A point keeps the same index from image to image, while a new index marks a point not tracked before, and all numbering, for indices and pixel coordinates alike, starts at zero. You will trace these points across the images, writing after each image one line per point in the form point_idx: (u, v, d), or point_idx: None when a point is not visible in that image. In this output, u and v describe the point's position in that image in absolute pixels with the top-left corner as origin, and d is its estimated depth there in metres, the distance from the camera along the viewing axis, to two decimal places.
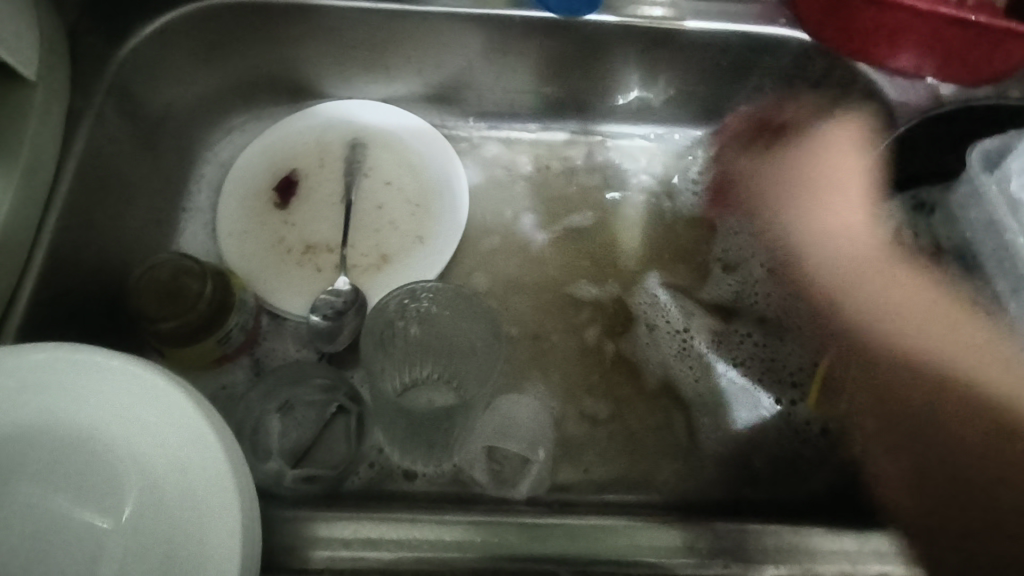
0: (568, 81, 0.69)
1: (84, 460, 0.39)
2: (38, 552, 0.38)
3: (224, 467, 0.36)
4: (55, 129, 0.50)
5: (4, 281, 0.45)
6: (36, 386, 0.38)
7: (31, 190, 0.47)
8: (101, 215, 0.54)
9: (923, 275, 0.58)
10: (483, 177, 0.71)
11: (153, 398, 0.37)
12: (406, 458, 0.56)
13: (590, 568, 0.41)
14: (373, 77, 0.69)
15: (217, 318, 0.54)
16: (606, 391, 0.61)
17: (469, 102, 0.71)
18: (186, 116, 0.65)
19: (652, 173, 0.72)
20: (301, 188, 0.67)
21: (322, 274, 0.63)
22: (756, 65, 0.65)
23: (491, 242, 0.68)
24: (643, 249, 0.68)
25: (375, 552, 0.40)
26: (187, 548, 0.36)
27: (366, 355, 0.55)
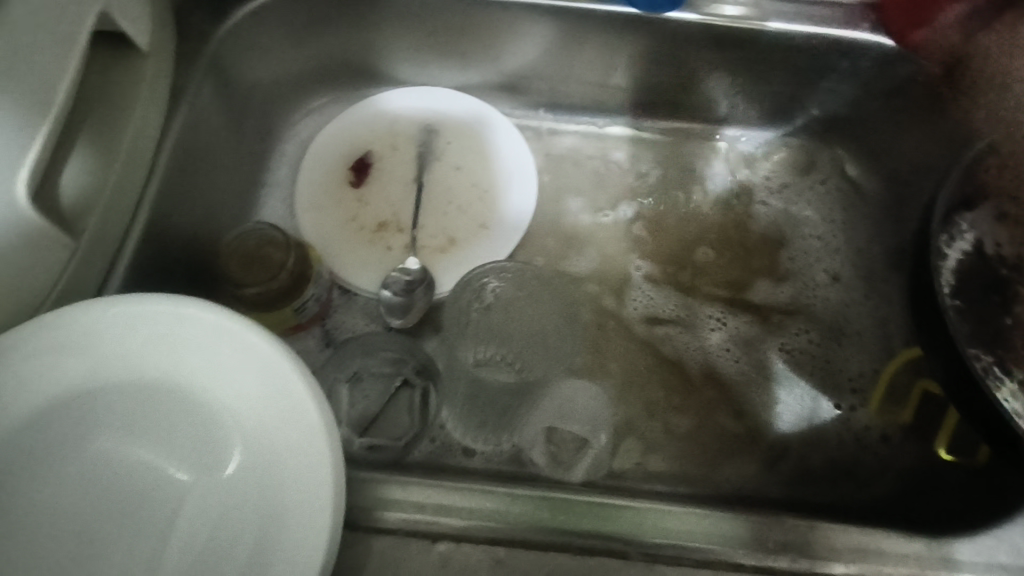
0: (640, 78, 0.69)
1: (172, 415, 0.41)
2: (126, 502, 0.40)
3: (316, 426, 0.37)
4: (158, 100, 0.52)
5: (107, 243, 0.47)
6: (141, 337, 0.40)
7: (137, 155, 0.49)
8: (194, 185, 0.56)
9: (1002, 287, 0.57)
10: (549, 168, 0.72)
11: (246, 354, 0.39)
12: (469, 435, 0.58)
13: (657, 551, 0.42)
14: (447, 64, 0.70)
15: (295, 287, 0.56)
16: (664, 385, 0.62)
17: (538, 92, 0.72)
18: (270, 95, 0.67)
19: (718, 173, 0.72)
20: (374, 168, 0.69)
21: (391, 253, 0.65)
22: (837, 69, 0.64)
23: (555, 231, 0.69)
24: (705, 248, 0.68)
25: (449, 519, 0.42)
26: (273, 499, 0.38)
27: (450, 327, 0.58)
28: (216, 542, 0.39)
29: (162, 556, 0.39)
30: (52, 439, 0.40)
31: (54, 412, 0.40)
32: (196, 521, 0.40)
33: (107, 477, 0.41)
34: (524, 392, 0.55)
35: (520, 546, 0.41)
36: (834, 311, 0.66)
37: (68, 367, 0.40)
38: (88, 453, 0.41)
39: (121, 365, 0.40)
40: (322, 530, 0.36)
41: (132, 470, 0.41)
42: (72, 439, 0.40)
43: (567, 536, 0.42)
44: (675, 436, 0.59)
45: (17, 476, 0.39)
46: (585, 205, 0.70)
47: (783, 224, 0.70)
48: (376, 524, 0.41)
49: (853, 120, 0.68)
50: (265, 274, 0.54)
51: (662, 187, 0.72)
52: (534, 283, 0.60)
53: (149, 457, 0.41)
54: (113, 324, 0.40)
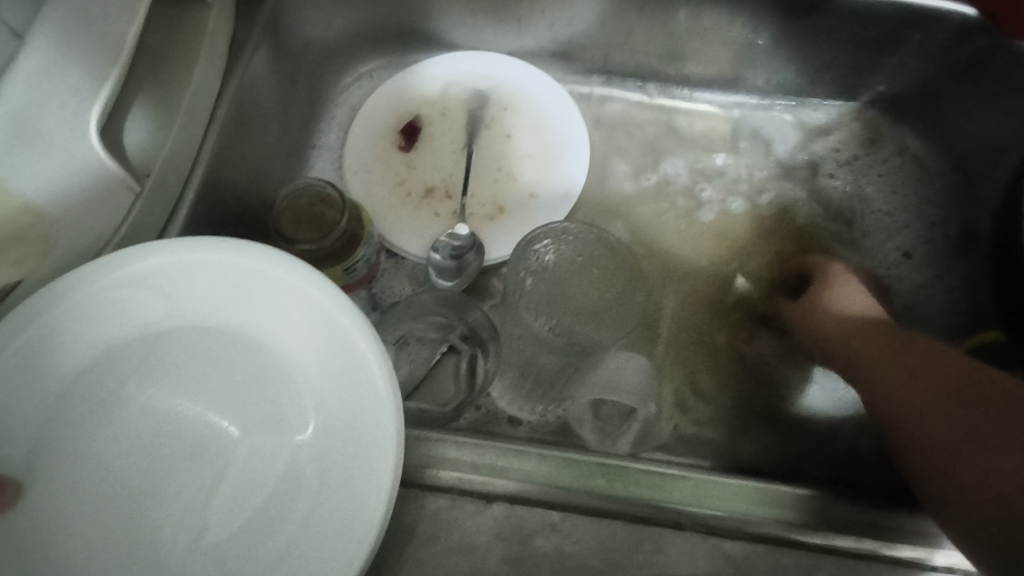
0: (700, 46, 0.67)
1: (224, 368, 0.41)
2: (173, 456, 0.40)
3: (379, 377, 0.37)
4: (218, 53, 0.52)
5: (169, 193, 0.47)
6: (202, 285, 0.40)
7: (197, 107, 0.49)
8: (249, 140, 0.56)
9: None
10: (601, 138, 0.71)
11: (305, 307, 0.39)
12: (513, 405, 0.57)
13: (716, 525, 0.40)
14: (502, 29, 0.69)
15: (346, 248, 0.55)
16: (713, 362, 0.60)
17: (593, 59, 0.70)
18: (322, 56, 0.67)
19: (775, 148, 0.70)
20: (424, 133, 0.68)
21: (438, 219, 0.65)
22: (913, 41, 0.61)
23: (606, 203, 0.67)
24: (761, 226, 0.66)
25: (502, 480, 0.41)
26: (329, 453, 0.38)
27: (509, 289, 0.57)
28: (268, 500, 0.39)
29: (218, 505, 0.39)
30: (112, 384, 0.40)
31: (114, 357, 0.40)
32: (251, 472, 0.40)
33: (158, 429, 0.40)
34: (582, 356, 0.52)
35: (576, 511, 0.40)
36: (896, 296, 0.63)
37: (130, 312, 0.40)
38: (144, 399, 0.41)
39: (183, 313, 0.40)
40: (382, 481, 0.35)
41: (188, 419, 0.41)
42: (128, 385, 0.40)
43: (624, 504, 0.41)
44: (724, 415, 0.58)
45: (75, 419, 0.38)
46: (638, 176, 0.68)
47: (844, 203, 0.67)
48: (429, 482, 0.41)
49: (923, 97, 0.65)
50: (318, 232, 0.53)
51: (717, 161, 0.69)
52: (598, 251, 0.56)
53: (206, 407, 0.41)
54: (175, 270, 0.40)
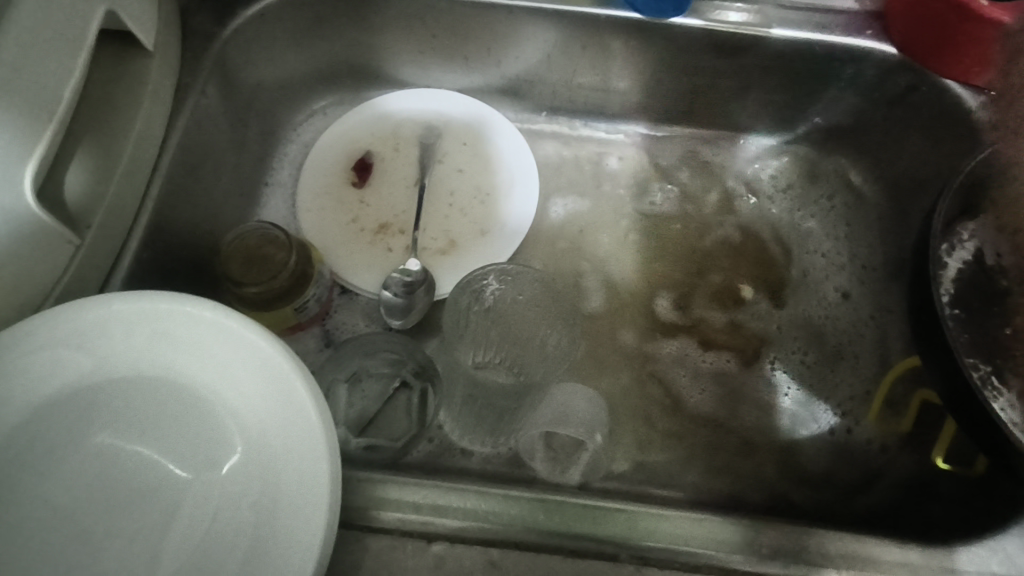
0: (644, 83, 0.69)
1: (169, 411, 0.42)
2: (120, 498, 0.40)
3: (317, 425, 0.38)
4: (163, 101, 0.53)
5: (112, 240, 0.48)
6: (141, 336, 0.40)
7: (140, 154, 0.50)
8: (198, 184, 0.57)
9: (999, 300, 0.57)
10: (551, 173, 0.73)
11: (246, 352, 0.40)
12: (466, 438, 0.58)
13: (651, 556, 0.42)
14: (452, 67, 0.71)
15: (297, 287, 0.56)
16: (658, 389, 0.62)
17: (542, 96, 0.73)
18: (275, 96, 0.68)
19: (717, 178, 0.73)
20: (377, 169, 0.70)
21: (392, 255, 0.66)
22: (840, 76, 0.64)
23: (557, 236, 0.69)
24: (706, 257, 0.69)
25: (443, 519, 0.42)
26: (272, 493, 0.38)
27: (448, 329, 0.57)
28: (214, 541, 0.39)
29: (161, 558, 0.39)
30: (47, 439, 0.39)
31: (51, 411, 0.39)
32: (194, 522, 0.40)
33: (104, 473, 0.40)
34: (523, 396, 0.55)
35: (514, 548, 0.41)
36: (836, 320, 0.66)
37: (67, 365, 0.40)
38: (83, 452, 0.40)
39: (122, 363, 0.41)
40: (320, 531, 0.36)
41: (129, 471, 0.41)
42: (66, 439, 0.40)
43: (561, 539, 0.42)
44: (670, 441, 0.60)
45: (7, 477, 0.38)
46: (586, 207, 0.71)
47: (783, 232, 0.70)
48: (372, 523, 0.42)
49: (855, 129, 0.68)
50: (266, 274, 0.54)
51: (663, 192, 0.72)
52: (536, 289, 0.57)
53: (149, 457, 0.41)
54: (113, 322, 0.40)
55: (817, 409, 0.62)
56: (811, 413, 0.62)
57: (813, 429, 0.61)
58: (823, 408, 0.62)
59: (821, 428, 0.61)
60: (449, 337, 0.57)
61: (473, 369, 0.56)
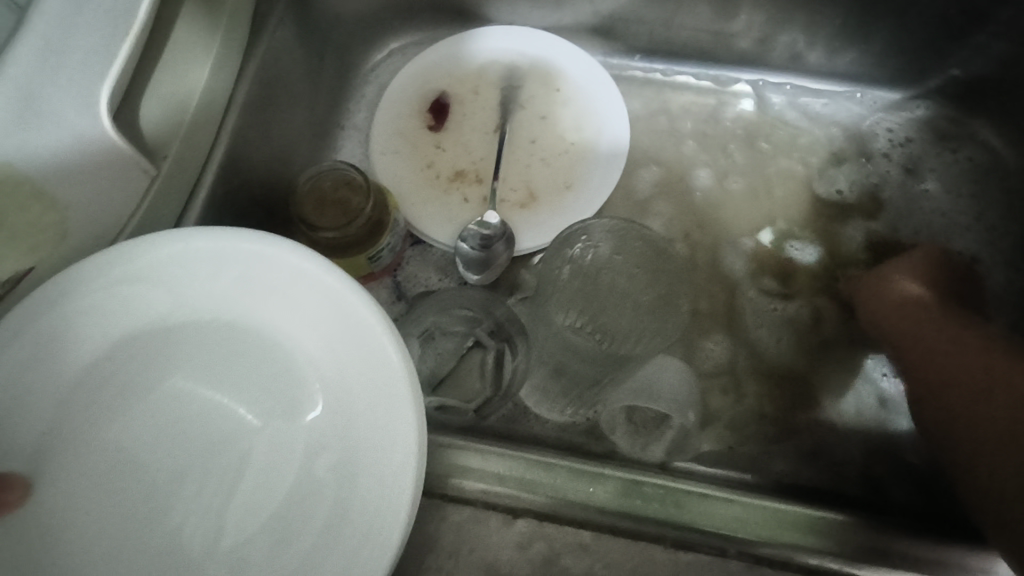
0: (756, 23, 0.61)
1: (239, 356, 0.39)
2: (190, 447, 0.38)
3: (404, 382, 0.34)
4: (241, 26, 0.49)
5: (187, 173, 0.45)
6: (220, 278, 0.38)
7: (217, 83, 0.47)
8: (272, 119, 0.53)
9: None
10: (642, 124, 0.66)
11: (326, 298, 0.37)
12: (542, 405, 0.53)
13: (761, 554, 0.38)
14: (542, 1, 0.64)
15: (372, 236, 0.52)
16: (752, 366, 0.57)
17: (637, 37, 0.66)
18: (351, 30, 0.63)
19: (831, 135, 0.65)
20: (454, 112, 0.65)
21: (468, 205, 0.61)
22: (995, 19, 0.55)
23: (644, 193, 0.63)
24: (814, 225, 0.62)
25: (531, 495, 0.39)
26: (352, 449, 0.36)
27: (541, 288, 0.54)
28: (287, 496, 0.37)
29: (230, 514, 0.37)
30: (119, 381, 0.37)
31: (125, 350, 0.37)
32: (267, 472, 0.38)
33: (174, 419, 0.38)
34: (617, 364, 0.50)
35: (609, 532, 0.38)
36: None
37: (143, 304, 0.37)
38: (155, 394, 0.38)
39: (200, 305, 0.38)
40: (404, 497, 0.33)
41: (201, 418, 0.39)
42: (140, 381, 0.38)
43: (659, 526, 0.38)
44: (764, 423, 0.55)
45: (79, 420, 0.36)
46: (680, 163, 0.64)
47: (904, 201, 0.62)
48: (454, 493, 0.39)
49: (1003, 84, 0.59)
50: (342, 219, 0.51)
51: (768, 148, 0.65)
52: (640, 250, 0.51)
53: (218, 404, 0.39)
54: (186, 260, 0.37)
55: None
56: None
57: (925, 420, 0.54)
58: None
59: None
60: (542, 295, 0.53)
61: (563, 330, 0.51)
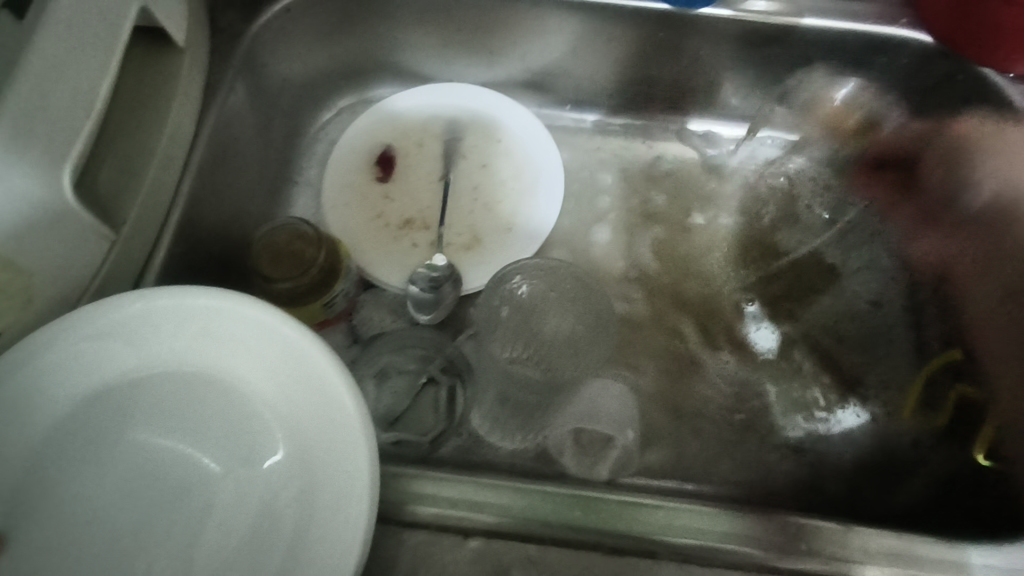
0: (670, 74, 0.68)
1: (201, 405, 0.42)
2: (155, 496, 0.40)
3: (358, 424, 0.37)
4: (193, 98, 0.53)
5: (146, 235, 0.48)
6: (187, 331, 0.40)
7: (172, 150, 0.50)
8: (225, 180, 0.57)
9: None
10: (575, 167, 0.72)
11: (283, 346, 0.40)
12: (495, 433, 0.57)
13: (690, 554, 0.41)
14: (476, 61, 0.70)
15: (326, 283, 0.56)
16: (687, 384, 0.62)
17: (565, 89, 0.72)
18: (300, 93, 0.68)
19: (745, 170, 0.72)
20: (400, 164, 0.70)
21: (417, 250, 0.66)
22: (872, 66, 0.63)
23: (581, 230, 0.69)
24: (736, 253, 0.68)
25: (481, 514, 0.42)
26: (311, 485, 0.39)
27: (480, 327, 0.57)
28: (251, 536, 0.39)
29: (196, 556, 0.39)
30: (85, 436, 0.40)
31: (95, 402, 0.40)
32: (231, 513, 0.40)
33: (139, 469, 0.40)
34: (554, 391, 0.53)
35: (553, 544, 0.41)
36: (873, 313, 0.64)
37: (106, 362, 0.40)
38: (125, 441, 0.41)
39: (164, 358, 0.41)
40: (359, 531, 0.35)
41: (169, 463, 0.41)
42: (109, 430, 0.40)
43: (598, 535, 0.41)
44: (700, 435, 0.59)
45: (46, 476, 0.38)
46: (611, 201, 0.70)
47: (815, 224, 0.68)
48: (409, 518, 0.42)
49: None
50: (296, 269, 0.54)
51: (690, 184, 0.71)
52: (571, 286, 0.56)
53: (180, 453, 0.41)
54: (145, 317, 0.39)
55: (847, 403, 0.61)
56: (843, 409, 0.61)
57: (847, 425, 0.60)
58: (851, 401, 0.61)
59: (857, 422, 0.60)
60: (483, 332, 0.57)
61: (504, 365, 0.54)
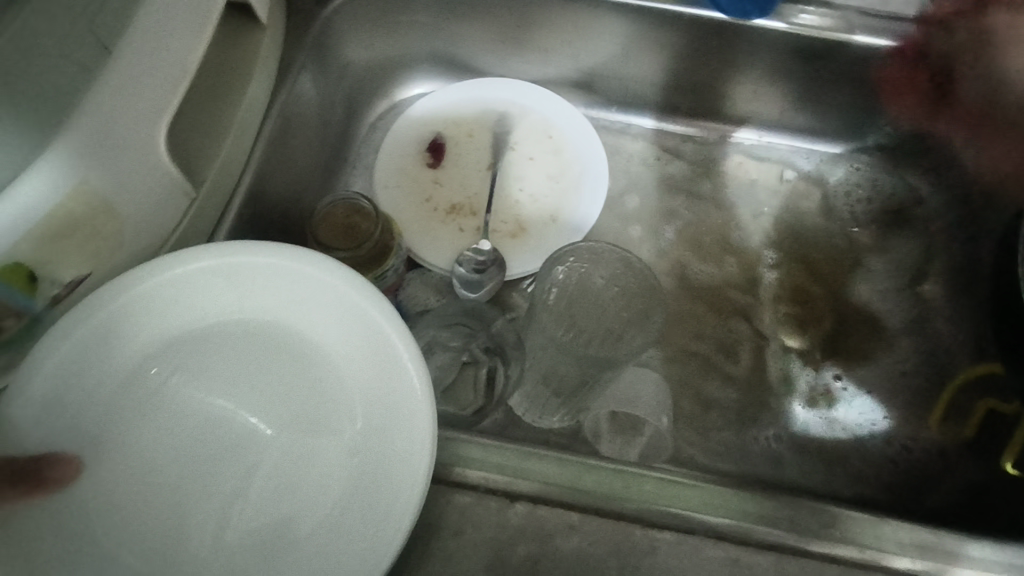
0: (717, 83, 0.70)
1: (259, 362, 0.44)
2: (210, 445, 0.42)
3: (426, 412, 0.39)
4: (269, 72, 0.55)
5: (219, 196, 0.50)
6: (264, 288, 0.43)
7: (247, 120, 0.52)
8: (290, 153, 0.60)
9: None
10: (618, 167, 0.74)
11: (349, 309, 0.42)
12: (532, 413, 0.59)
13: (724, 534, 0.43)
14: (531, 58, 0.73)
15: (379, 258, 0.58)
16: (718, 380, 0.63)
17: (613, 90, 0.74)
18: (359, 77, 0.70)
19: (785, 178, 0.73)
20: (449, 151, 0.72)
21: (463, 234, 0.68)
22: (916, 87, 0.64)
23: (622, 227, 0.71)
24: (771, 260, 0.69)
25: (525, 482, 0.44)
26: (367, 444, 0.41)
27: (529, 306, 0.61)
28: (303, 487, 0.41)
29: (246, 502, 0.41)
30: (152, 380, 0.42)
31: (165, 349, 0.42)
32: (282, 466, 0.42)
33: (197, 417, 0.42)
34: (602, 366, 0.57)
35: (594, 513, 0.43)
36: (899, 330, 0.66)
37: (180, 311, 0.42)
38: (194, 386, 0.43)
39: (231, 312, 0.43)
40: (410, 507, 0.37)
41: (230, 412, 0.43)
42: (176, 375, 0.42)
43: (638, 509, 0.43)
44: (728, 430, 0.61)
45: (116, 414, 0.40)
46: (652, 201, 0.72)
47: (851, 239, 0.71)
48: (457, 479, 0.44)
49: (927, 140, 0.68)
50: (354, 241, 0.56)
51: (728, 190, 0.73)
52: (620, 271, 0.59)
53: (236, 406, 0.43)
54: (220, 270, 0.42)
55: (868, 408, 0.63)
56: (861, 416, 0.63)
57: (866, 431, 0.62)
58: (866, 401, 0.63)
59: (878, 428, 0.62)
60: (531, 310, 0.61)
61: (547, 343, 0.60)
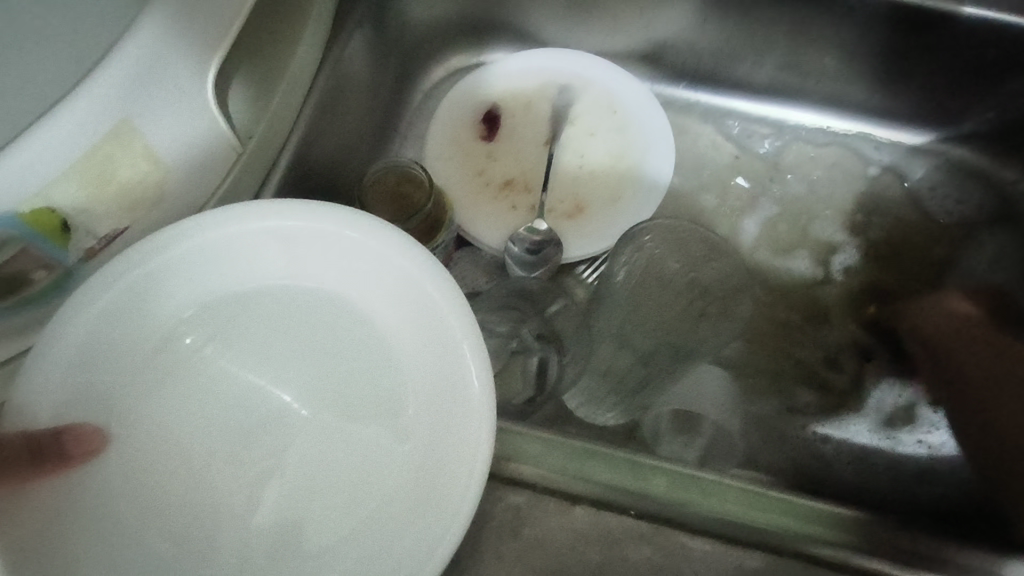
0: (804, 59, 0.64)
1: (299, 335, 0.40)
2: (245, 422, 0.39)
3: (485, 410, 0.35)
4: (324, 24, 0.51)
5: (265, 155, 0.47)
6: (306, 253, 0.38)
7: (299, 75, 0.49)
8: (341, 115, 0.56)
9: None
10: (685, 148, 0.69)
11: (402, 279, 0.37)
12: (584, 409, 0.52)
13: (811, 552, 0.38)
14: (599, 26, 0.67)
15: (429, 232, 0.54)
16: (785, 381, 0.59)
17: (686, 64, 0.69)
18: (415, 40, 0.66)
19: (869, 168, 0.68)
20: (505, 125, 0.67)
21: (517, 213, 0.64)
22: None
23: (687, 213, 0.66)
24: (849, 258, 0.64)
25: (588, 486, 0.39)
26: (416, 431, 0.37)
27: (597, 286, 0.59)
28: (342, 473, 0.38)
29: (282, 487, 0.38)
30: (184, 350, 0.38)
31: (198, 317, 0.38)
32: (321, 450, 0.39)
33: (231, 391, 0.39)
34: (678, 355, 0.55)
35: (665, 524, 0.38)
36: None
37: (214, 276, 0.38)
38: (228, 359, 0.39)
39: (270, 279, 0.39)
40: (460, 518, 0.34)
41: (265, 388, 0.40)
42: (208, 346, 0.39)
43: (716, 524, 0.38)
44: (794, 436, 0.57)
45: (148, 383, 0.37)
46: (720, 186, 0.67)
47: (941, 239, 0.64)
48: (512, 476, 0.39)
49: None
50: (405, 213, 0.52)
51: (805, 178, 0.67)
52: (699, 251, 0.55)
53: (274, 382, 0.40)
54: (259, 232, 0.37)
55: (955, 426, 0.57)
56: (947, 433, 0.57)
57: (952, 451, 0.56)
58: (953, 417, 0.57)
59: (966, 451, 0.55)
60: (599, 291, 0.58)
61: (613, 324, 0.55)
